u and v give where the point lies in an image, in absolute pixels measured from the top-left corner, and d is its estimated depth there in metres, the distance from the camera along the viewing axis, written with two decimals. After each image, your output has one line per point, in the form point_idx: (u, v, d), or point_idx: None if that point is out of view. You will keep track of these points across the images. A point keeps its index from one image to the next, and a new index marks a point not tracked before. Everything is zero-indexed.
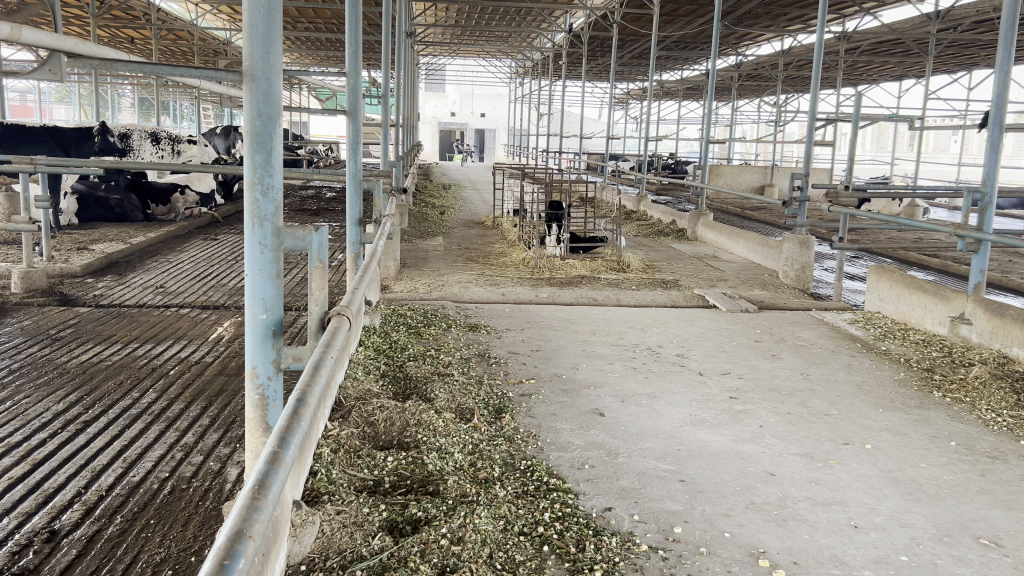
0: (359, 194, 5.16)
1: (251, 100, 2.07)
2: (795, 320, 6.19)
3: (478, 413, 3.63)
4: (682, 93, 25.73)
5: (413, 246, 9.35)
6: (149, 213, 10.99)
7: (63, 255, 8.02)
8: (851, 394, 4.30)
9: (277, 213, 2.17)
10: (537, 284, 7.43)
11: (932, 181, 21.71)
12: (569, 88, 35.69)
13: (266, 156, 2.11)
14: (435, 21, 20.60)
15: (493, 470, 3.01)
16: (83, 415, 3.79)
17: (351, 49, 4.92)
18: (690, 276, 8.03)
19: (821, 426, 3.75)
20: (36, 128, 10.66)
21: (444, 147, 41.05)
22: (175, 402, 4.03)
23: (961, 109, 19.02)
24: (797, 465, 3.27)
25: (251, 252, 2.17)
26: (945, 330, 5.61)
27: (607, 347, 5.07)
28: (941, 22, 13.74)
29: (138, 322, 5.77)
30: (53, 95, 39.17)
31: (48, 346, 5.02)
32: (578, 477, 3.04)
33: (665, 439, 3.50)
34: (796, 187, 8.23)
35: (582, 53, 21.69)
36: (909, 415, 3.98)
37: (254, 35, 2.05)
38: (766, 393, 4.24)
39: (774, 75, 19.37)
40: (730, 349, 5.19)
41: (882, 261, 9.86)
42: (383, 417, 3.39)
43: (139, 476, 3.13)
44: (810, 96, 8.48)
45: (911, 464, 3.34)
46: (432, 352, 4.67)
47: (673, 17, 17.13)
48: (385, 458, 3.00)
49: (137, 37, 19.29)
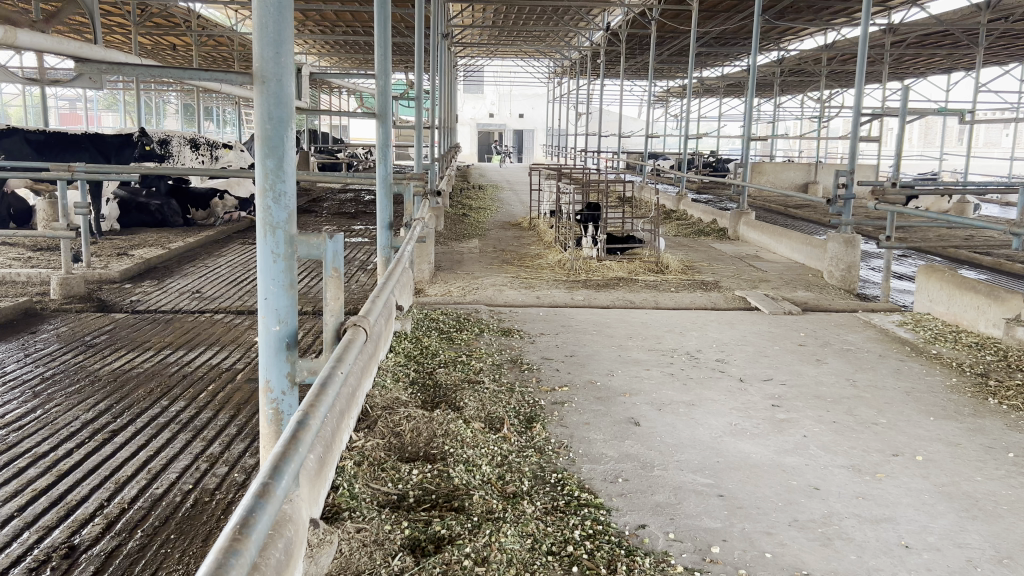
0: (391, 197, 5.07)
1: (261, 103, 1.99)
2: (841, 323, 5.98)
3: (508, 422, 3.51)
4: (723, 89, 25.40)
5: (449, 247, 9.29)
6: (188, 218, 11.09)
7: (104, 260, 8.10)
8: (901, 402, 4.10)
9: (290, 220, 2.08)
10: (574, 286, 7.31)
11: (983, 177, 21.13)
12: (608, 87, 35.48)
13: (277, 161, 2.03)
14: (472, 22, 20.56)
15: (522, 484, 2.90)
16: (112, 424, 3.76)
17: (380, 50, 4.84)
18: (730, 277, 7.84)
19: (868, 436, 3.58)
20: (78, 136, 10.85)
21: (483, 148, 41.06)
22: (204, 411, 3.98)
23: (1012, 101, 18.50)
24: (843, 478, 3.10)
25: (263, 262, 2.09)
26: (1000, 332, 5.36)
27: (644, 352, 4.92)
28: (992, 13, 13.32)
29: (172, 328, 5.77)
30: (102, 102, 40.04)
31: (82, 353, 5.02)
32: (611, 491, 2.91)
33: (704, 450, 3.35)
34: (840, 184, 7.98)
35: (620, 51, 21.47)
36: (962, 424, 3.78)
37: (264, 35, 1.97)
38: (810, 401, 4.07)
39: (818, 70, 18.96)
40: (772, 353, 5.01)
41: (932, 260, 9.55)
42: (410, 427, 3.30)
43: (163, 488, 3.08)
44: (855, 92, 8.20)
45: (967, 477, 3.15)
46: (463, 358, 4.57)
47: (713, 12, 16.88)
48: (410, 471, 2.91)
49: (179, 44, 19.56)
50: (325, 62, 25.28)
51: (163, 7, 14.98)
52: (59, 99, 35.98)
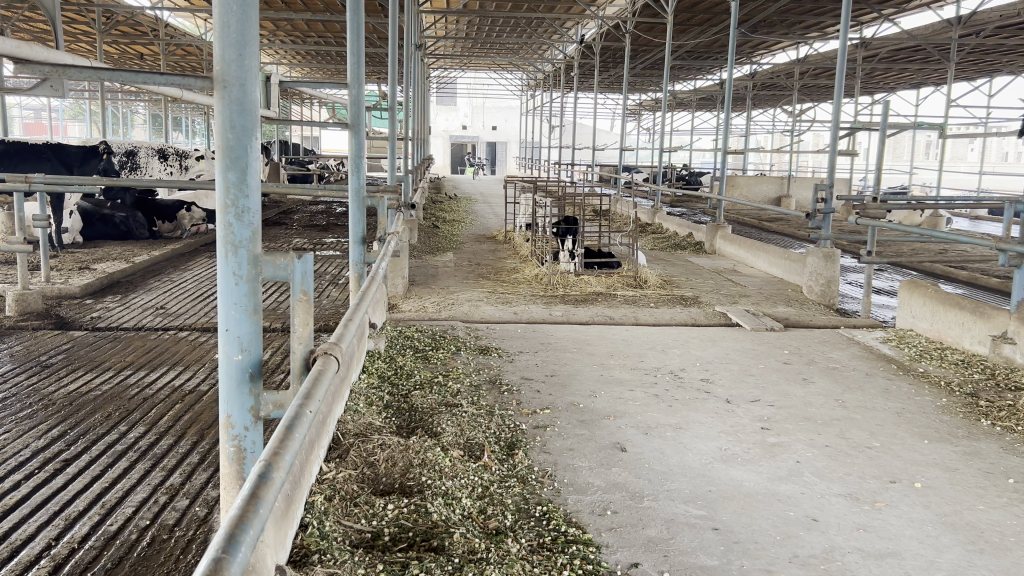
0: (363, 211, 4.86)
1: (222, 109, 1.81)
2: (824, 340, 5.85)
3: (488, 449, 3.32)
4: (695, 102, 25.43)
5: (422, 261, 9.08)
6: (154, 231, 10.77)
7: (64, 275, 7.79)
8: (893, 424, 3.96)
9: (254, 238, 1.90)
10: (551, 301, 7.15)
11: (952, 191, 21.35)
12: (581, 100, 35.57)
13: (240, 173, 1.84)
14: (445, 33, 20.44)
15: (505, 519, 2.71)
16: (65, 452, 3.53)
17: (353, 59, 4.66)
18: (710, 292, 7.71)
19: (864, 461, 3.43)
20: (38, 144, 10.46)
21: (456, 160, 40.90)
22: (164, 437, 3.74)
23: (982, 116, 18.71)
24: (842, 508, 2.95)
25: (224, 284, 1.90)
26: (986, 349, 5.26)
27: (626, 371, 4.76)
28: (963, 28, 13.40)
29: (133, 347, 5.52)
30: (66, 110, 39.43)
31: (36, 375, 4.75)
32: (600, 525, 2.74)
33: (694, 478, 3.19)
34: (820, 198, 7.89)
35: (594, 63, 21.42)
36: (957, 447, 3.65)
37: (226, 35, 1.79)
38: (800, 423, 3.92)
39: (790, 84, 19.00)
40: (758, 372, 4.87)
41: (908, 274, 9.52)
42: (384, 457, 3.11)
43: (117, 525, 2.85)
44: (835, 105, 8.07)
45: (968, 506, 3.01)
46: (440, 379, 4.38)
47: (686, 25, 16.87)
48: (385, 506, 2.72)
49: (145, 53, 19.21)
50: (295, 72, 24.96)
51: (129, 15, 14.65)
52: (22, 107, 35.21)
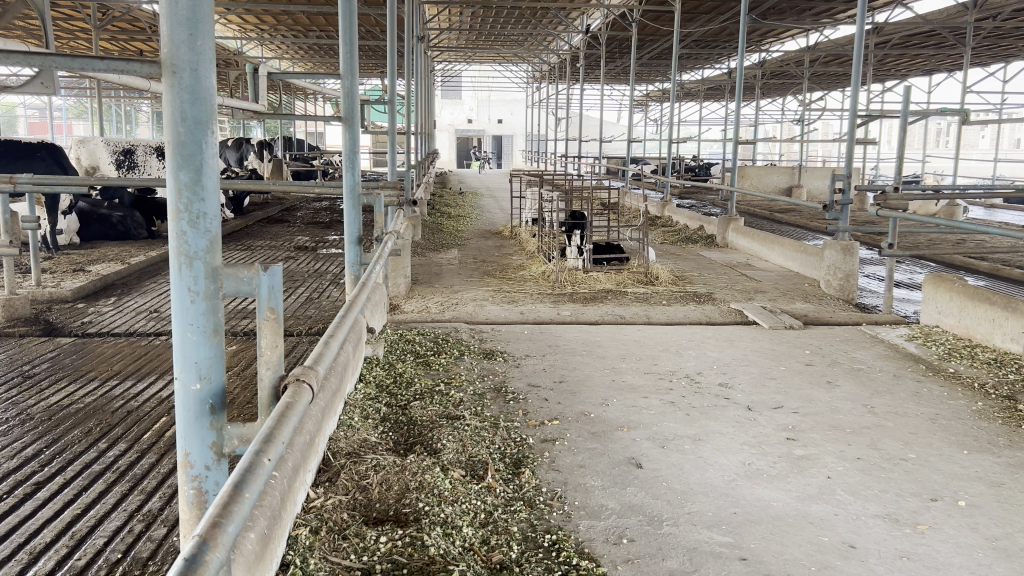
0: (359, 209, 4.60)
1: (171, 100, 1.55)
2: (846, 338, 5.56)
3: (492, 468, 3.06)
4: (703, 93, 25.20)
5: (426, 259, 8.82)
6: (153, 230, 10.50)
7: (57, 277, 7.56)
8: (928, 433, 3.68)
9: (213, 249, 1.66)
10: (558, 300, 6.86)
11: (967, 179, 20.99)
12: (588, 92, 35.27)
13: (193, 173, 1.59)
14: (450, 25, 20.23)
15: (509, 551, 2.46)
16: (37, 474, 3.28)
17: (346, 49, 4.40)
18: (724, 288, 7.43)
19: (899, 477, 3.15)
20: (33, 144, 10.18)
21: (462, 154, 40.64)
22: (144, 457, 3.48)
23: (997, 102, 18.34)
24: (880, 532, 2.68)
25: (179, 302, 1.67)
26: (1019, 346, 4.97)
27: (640, 376, 4.48)
28: (979, 11, 13.07)
29: (121, 354, 5.25)
30: (72, 109, 39.39)
31: (18, 386, 4.50)
32: (615, 556, 2.48)
33: (718, 498, 2.92)
34: (837, 189, 7.57)
35: (599, 53, 21.11)
36: (1000, 459, 3.37)
37: (174, 14, 1.53)
38: (828, 432, 3.65)
39: (800, 72, 18.67)
40: (780, 375, 4.59)
41: (929, 266, 9.23)
42: (378, 480, 2.87)
43: (86, 558, 2.60)
44: (854, 91, 7.65)
45: (1021, 528, 2.73)
46: (441, 388, 4.11)
47: (693, 14, 16.54)
48: (376, 538, 2.47)
49: (146, 49, 19.02)
50: (299, 67, 24.70)
51: (125, 13, 14.44)
52: (27, 109, 35.00)
